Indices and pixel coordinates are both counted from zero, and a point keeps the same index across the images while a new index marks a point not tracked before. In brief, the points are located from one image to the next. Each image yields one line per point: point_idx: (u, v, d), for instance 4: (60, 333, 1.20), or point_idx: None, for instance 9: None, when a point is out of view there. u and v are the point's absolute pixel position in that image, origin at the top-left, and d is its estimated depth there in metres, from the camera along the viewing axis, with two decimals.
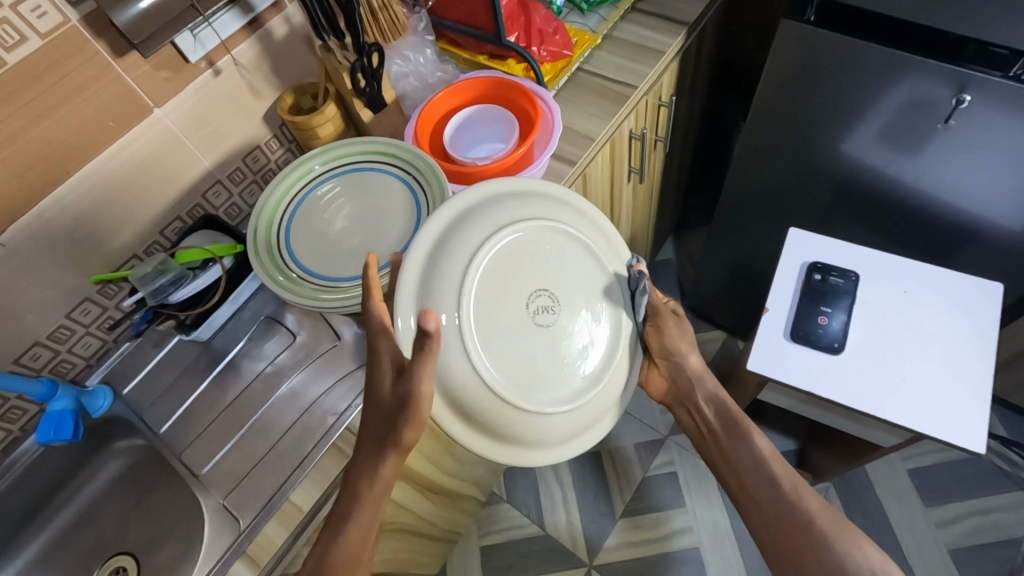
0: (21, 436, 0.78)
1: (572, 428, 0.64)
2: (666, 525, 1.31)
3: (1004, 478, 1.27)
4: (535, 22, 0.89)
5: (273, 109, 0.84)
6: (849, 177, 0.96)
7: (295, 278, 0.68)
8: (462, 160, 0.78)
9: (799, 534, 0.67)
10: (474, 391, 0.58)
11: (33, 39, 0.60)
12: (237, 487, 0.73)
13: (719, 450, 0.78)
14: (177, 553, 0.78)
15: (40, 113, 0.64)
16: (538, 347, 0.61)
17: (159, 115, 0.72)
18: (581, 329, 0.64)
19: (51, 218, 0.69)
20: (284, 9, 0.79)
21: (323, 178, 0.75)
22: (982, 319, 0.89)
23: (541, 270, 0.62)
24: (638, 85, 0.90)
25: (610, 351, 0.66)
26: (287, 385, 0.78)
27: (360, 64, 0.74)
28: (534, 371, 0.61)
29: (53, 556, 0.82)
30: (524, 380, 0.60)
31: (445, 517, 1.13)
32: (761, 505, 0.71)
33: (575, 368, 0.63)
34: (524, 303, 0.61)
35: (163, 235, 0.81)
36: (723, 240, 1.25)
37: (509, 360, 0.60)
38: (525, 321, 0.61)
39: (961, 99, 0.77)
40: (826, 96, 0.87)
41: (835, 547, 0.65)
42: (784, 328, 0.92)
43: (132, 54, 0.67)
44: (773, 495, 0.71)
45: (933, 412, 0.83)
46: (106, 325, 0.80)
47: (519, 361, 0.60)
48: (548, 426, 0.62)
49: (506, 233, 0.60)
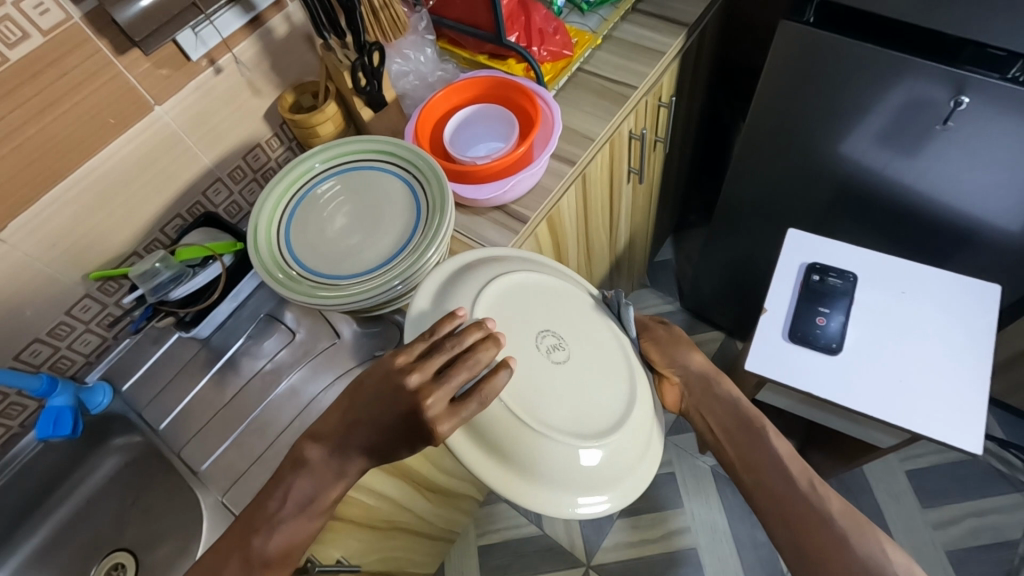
0: (21, 431, 0.79)
1: (628, 456, 0.63)
2: (664, 525, 1.31)
3: (1001, 480, 1.27)
4: (535, 22, 0.89)
5: (273, 108, 0.84)
6: (848, 178, 0.97)
7: (294, 275, 0.68)
8: (462, 159, 0.78)
9: (819, 533, 0.65)
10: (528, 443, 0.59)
11: (35, 35, 0.60)
12: (235, 484, 0.73)
13: (737, 453, 0.73)
14: (175, 550, 0.78)
15: (41, 110, 0.64)
16: (563, 383, 0.63)
17: (160, 112, 0.73)
18: (593, 355, 0.66)
19: (51, 214, 0.69)
20: (285, 8, 0.79)
21: (323, 176, 0.75)
22: (980, 319, 0.89)
23: (543, 314, 0.67)
24: (639, 85, 0.90)
25: (628, 371, 0.68)
26: (285, 383, 0.78)
27: (360, 63, 0.74)
28: (574, 406, 0.62)
29: (50, 552, 0.82)
30: (562, 417, 0.61)
31: (441, 515, 1.13)
32: (781, 503, 0.68)
33: (608, 393, 0.65)
34: (536, 345, 0.64)
35: (163, 232, 0.81)
36: (721, 242, 1.25)
37: (545, 402, 0.61)
38: (543, 364, 0.63)
39: (959, 101, 0.77)
40: (826, 97, 0.87)
41: (855, 548, 0.64)
42: (782, 328, 0.92)
43: (133, 51, 0.67)
44: (796, 496, 0.68)
45: (931, 413, 0.83)
46: (106, 322, 0.80)
47: (556, 402, 0.62)
48: (607, 457, 0.61)
49: (499, 286, 0.66)
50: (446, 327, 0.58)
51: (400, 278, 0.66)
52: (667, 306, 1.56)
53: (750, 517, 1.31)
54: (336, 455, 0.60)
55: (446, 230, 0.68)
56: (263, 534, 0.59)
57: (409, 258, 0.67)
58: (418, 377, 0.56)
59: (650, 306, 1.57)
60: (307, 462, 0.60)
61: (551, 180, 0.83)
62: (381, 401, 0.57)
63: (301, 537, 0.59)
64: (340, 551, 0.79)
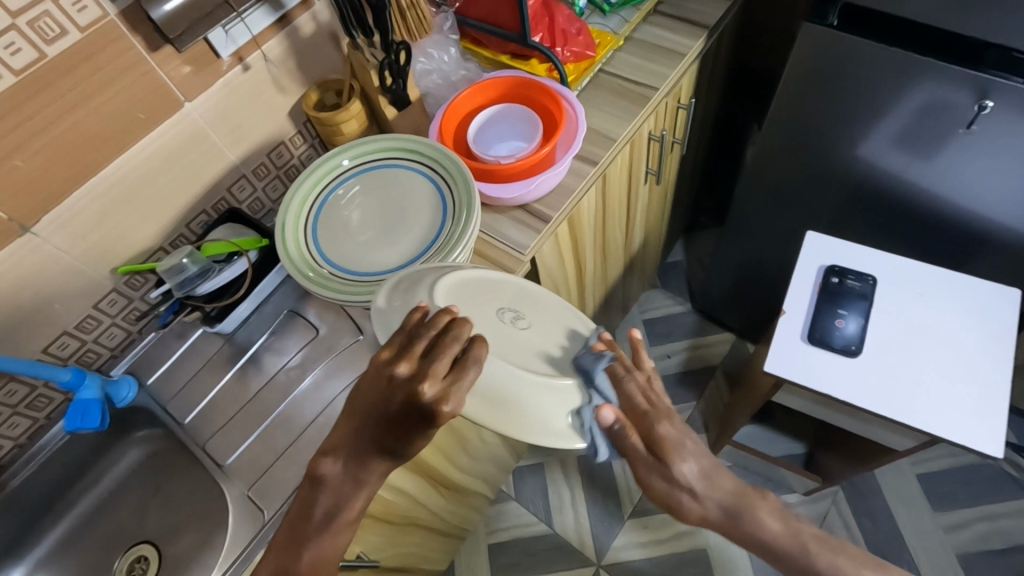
0: (47, 423, 0.80)
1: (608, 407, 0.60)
2: (675, 526, 1.32)
3: (1012, 484, 1.27)
4: (559, 23, 0.89)
5: (298, 105, 0.85)
6: (866, 181, 0.97)
7: (324, 273, 0.69)
8: (486, 158, 0.78)
9: None
10: (521, 388, 0.55)
11: (72, 32, 0.61)
12: (260, 478, 0.73)
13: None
14: (196, 543, 0.78)
15: (75, 105, 0.65)
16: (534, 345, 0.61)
17: (189, 109, 0.73)
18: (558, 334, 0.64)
19: (82, 208, 0.70)
20: (312, 7, 0.79)
21: (349, 174, 0.76)
22: (998, 322, 0.89)
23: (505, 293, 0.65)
24: (660, 87, 0.90)
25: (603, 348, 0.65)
26: (309, 378, 0.79)
27: (389, 61, 0.75)
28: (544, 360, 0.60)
29: (71, 545, 0.82)
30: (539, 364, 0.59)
31: (455, 512, 1.14)
32: None
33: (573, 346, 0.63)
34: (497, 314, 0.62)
35: (189, 228, 0.82)
36: (735, 243, 1.25)
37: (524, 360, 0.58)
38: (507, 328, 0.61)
39: (983, 106, 0.77)
40: (847, 100, 0.87)
41: None
42: (800, 329, 0.93)
43: (165, 49, 0.68)
44: None
45: (949, 416, 0.84)
46: (132, 317, 0.81)
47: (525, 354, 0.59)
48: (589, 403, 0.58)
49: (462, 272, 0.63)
50: (413, 318, 0.55)
51: None
52: (679, 307, 1.56)
53: None
54: (353, 466, 0.57)
55: (472, 228, 0.68)
56: (294, 552, 0.58)
57: (435, 256, 0.68)
58: (407, 366, 0.52)
59: (661, 307, 1.57)
60: (324, 480, 0.58)
61: (572, 180, 0.83)
62: (382, 401, 0.54)
63: (334, 552, 0.58)
64: (359, 544, 0.81)
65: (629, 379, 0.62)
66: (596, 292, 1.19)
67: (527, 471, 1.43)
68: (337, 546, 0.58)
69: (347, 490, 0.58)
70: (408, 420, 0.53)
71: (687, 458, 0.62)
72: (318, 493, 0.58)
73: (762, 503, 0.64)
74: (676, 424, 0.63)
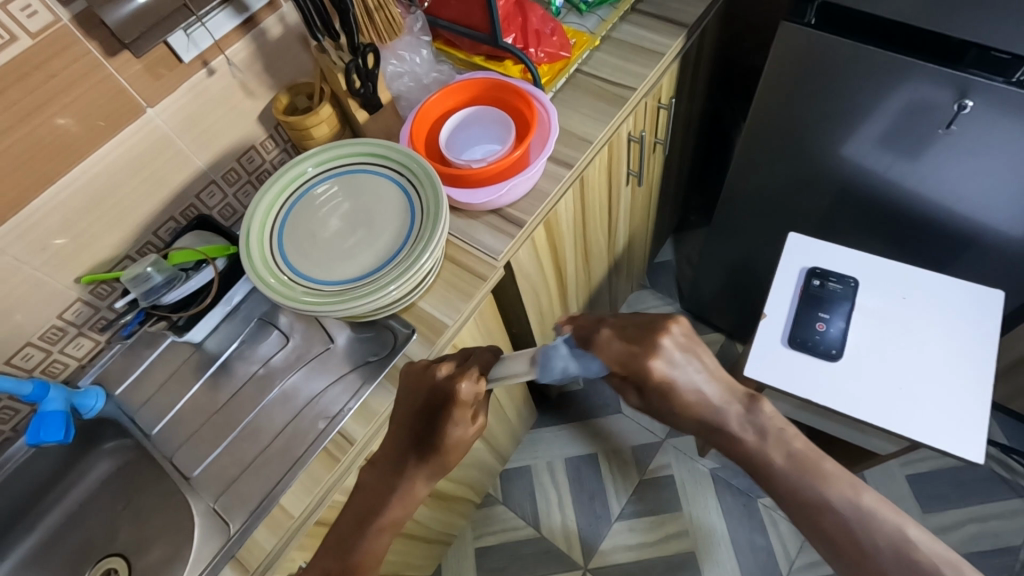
0: (13, 434, 0.79)
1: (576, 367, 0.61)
2: (665, 528, 1.31)
3: (1001, 485, 1.25)
4: (532, 23, 0.88)
5: (268, 109, 0.83)
6: (849, 180, 0.95)
7: (287, 281, 0.68)
8: (456, 163, 0.77)
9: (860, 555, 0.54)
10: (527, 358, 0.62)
11: (23, 38, 0.60)
12: (227, 490, 0.72)
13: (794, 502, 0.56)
14: (167, 554, 0.77)
15: (31, 111, 0.63)
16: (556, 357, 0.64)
17: (152, 115, 0.72)
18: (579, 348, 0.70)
19: (41, 218, 0.68)
20: (279, 9, 0.78)
21: (317, 179, 0.74)
22: (982, 325, 0.88)
23: None
24: (637, 87, 0.89)
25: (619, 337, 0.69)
26: (279, 388, 0.77)
27: (355, 65, 0.73)
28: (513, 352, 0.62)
29: (42, 556, 0.81)
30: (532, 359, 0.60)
31: (439, 519, 1.13)
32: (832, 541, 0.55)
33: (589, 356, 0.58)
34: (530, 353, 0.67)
35: (156, 236, 0.81)
36: (723, 242, 1.23)
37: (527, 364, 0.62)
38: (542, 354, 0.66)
39: (962, 105, 0.76)
40: (825, 99, 0.86)
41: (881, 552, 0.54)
42: (781, 333, 0.91)
43: (123, 54, 0.67)
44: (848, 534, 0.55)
45: (930, 421, 0.83)
46: (98, 326, 0.80)
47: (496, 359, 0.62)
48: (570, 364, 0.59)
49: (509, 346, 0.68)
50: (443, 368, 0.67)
51: (394, 284, 0.66)
52: (667, 307, 1.55)
53: (749, 522, 1.30)
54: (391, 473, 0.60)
55: (439, 235, 0.67)
56: (342, 551, 0.60)
57: (403, 264, 0.67)
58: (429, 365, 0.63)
59: (650, 307, 1.55)
60: (363, 486, 0.62)
61: (547, 183, 0.82)
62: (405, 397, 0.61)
63: (376, 555, 0.60)
64: None
65: (606, 329, 0.58)
66: (580, 294, 1.17)
67: (514, 473, 1.42)
68: (378, 550, 0.60)
69: (381, 494, 0.60)
70: (435, 410, 0.58)
71: (693, 361, 0.57)
72: (359, 497, 0.62)
73: (756, 411, 0.57)
74: (667, 354, 0.56)
